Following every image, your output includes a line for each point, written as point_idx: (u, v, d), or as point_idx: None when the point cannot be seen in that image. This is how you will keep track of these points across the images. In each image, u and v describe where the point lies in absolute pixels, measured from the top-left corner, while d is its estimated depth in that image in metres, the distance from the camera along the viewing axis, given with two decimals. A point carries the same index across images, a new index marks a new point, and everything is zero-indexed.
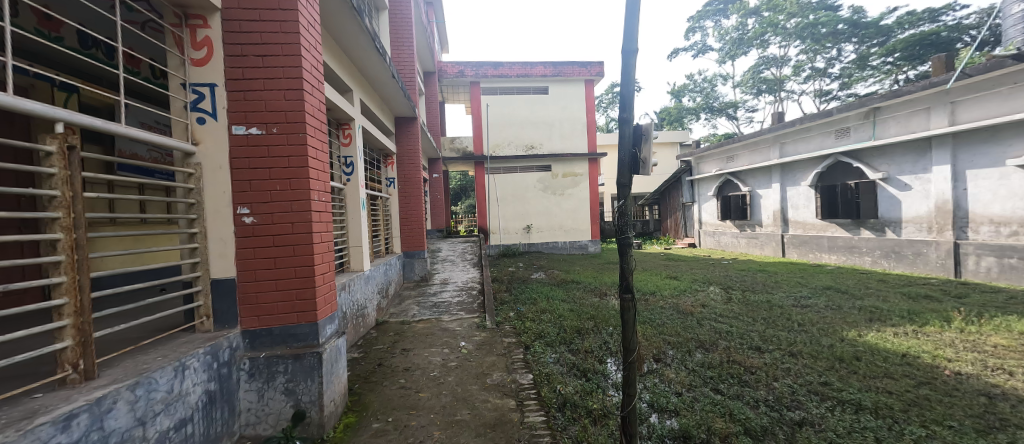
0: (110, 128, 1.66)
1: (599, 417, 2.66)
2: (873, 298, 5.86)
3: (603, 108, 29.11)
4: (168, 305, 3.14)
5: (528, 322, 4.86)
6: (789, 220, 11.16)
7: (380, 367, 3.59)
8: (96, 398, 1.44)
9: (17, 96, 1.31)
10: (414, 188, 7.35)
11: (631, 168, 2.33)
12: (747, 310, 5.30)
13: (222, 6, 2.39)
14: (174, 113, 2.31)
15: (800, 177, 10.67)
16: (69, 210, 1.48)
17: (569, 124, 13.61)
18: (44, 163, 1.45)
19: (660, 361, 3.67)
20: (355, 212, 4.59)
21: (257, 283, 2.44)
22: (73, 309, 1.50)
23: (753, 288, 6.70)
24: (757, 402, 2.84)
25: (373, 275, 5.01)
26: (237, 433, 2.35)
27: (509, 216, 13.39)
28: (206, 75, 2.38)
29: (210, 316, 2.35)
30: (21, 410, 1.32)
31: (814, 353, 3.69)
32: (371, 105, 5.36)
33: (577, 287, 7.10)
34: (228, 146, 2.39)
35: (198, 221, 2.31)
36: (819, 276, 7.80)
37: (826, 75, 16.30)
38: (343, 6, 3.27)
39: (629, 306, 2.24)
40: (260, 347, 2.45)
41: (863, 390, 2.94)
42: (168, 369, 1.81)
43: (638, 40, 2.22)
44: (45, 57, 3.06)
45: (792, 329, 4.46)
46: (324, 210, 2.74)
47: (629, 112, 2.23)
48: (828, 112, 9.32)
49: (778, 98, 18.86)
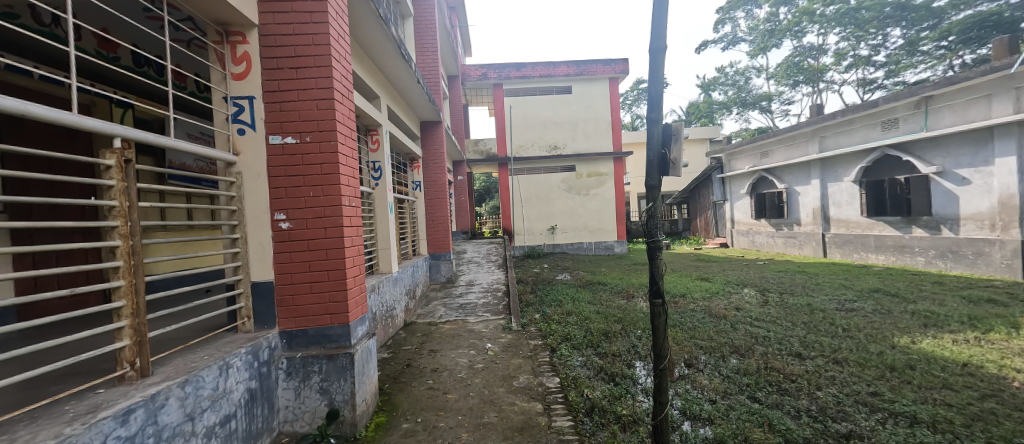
0: (161, 141, 1.75)
1: (629, 424, 2.59)
2: (927, 302, 5.43)
3: (628, 106, 28.52)
4: (215, 307, 3.35)
5: (554, 324, 4.82)
6: (831, 218, 10.57)
7: (408, 368, 3.66)
8: (150, 394, 1.53)
9: (80, 115, 1.42)
10: (439, 191, 7.47)
11: (660, 170, 2.27)
12: (786, 314, 5.03)
13: (259, 22, 2.51)
14: (217, 125, 2.44)
15: (842, 173, 10.06)
16: (126, 219, 1.58)
17: (593, 123, 13.44)
18: (103, 176, 1.56)
19: (692, 366, 3.55)
20: (383, 215, 4.73)
21: (293, 286, 2.54)
22: (130, 311, 1.59)
23: (792, 291, 6.37)
24: (798, 412, 2.69)
25: (400, 277, 5.14)
26: (276, 430, 2.45)
27: (533, 216, 13.34)
28: (245, 88, 2.50)
29: (250, 317, 2.46)
30: (87, 404, 1.43)
31: (862, 360, 3.46)
32: (397, 111, 5.49)
33: (603, 288, 7.01)
34: (266, 156, 2.50)
35: (239, 227, 2.43)
36: (864, 277, 7.34)
37: (869, 63, 15.27)
38: (371, 15, 3.34)
39: (660, 311, 2.19)
40: (297, 347, 2.55)
41: (918, 402, 2.73)
42: (214, 367, 1.92)
43: (665, 38, 2.17)
44: (105, 76, 3.32)
45: (836, 335, 4.20)
46: (354, 215, 2.82)
47: (658, 111, 2.18)
48: (873, 103, 8.77)
49: (817, 89, 17.81)
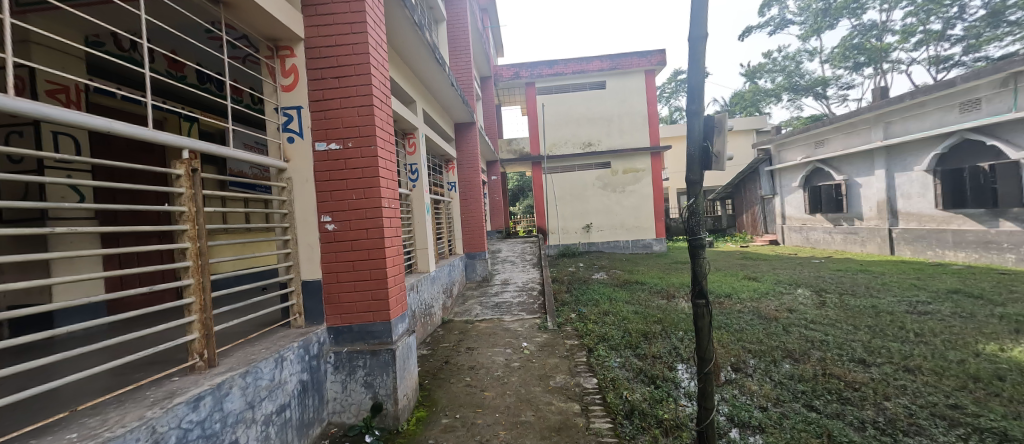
0: (222, 151, 1.91)
1: (671, 428, 2.47)
2: (1021, 304, 4.78)
3: (666, 98, 27.50)
4: (270, 304, 3.61)
5: (590, 324, 4.74)
6: (898, 211, 9.62)
7: (447, 365, 3.74)
8: (217, 383, 1.67)
9: (155, 129, 1.56)
10: (474, 190, 7.59)
11: (701, 164, 2.16)
12: (847, 317, 4.63)
13: (305, 36, 2.67)
14: (270, 134, 2.62)
15: (911, 161, 9.13)
16: (194, 222, 1.74)
17: (628, 118, 13.07)
18: (175, 184, 1.72)
19: (740, 370, 3.35)
20: (421, 216, 4.88)
21: (339, 284, 2.68)
22: (198, 306, 1.75)
23: (854, 292, 5.86)
24: (863, 424, 2.47)
25: (438, 276, 5.26)
26: (325, 419, 2.60)
27: (568, 215, 13.20)
28: (294, 99, 2.67)
29: (302, 314, 2.62)
30: (165, 390, 1.59)
31: (938, 369, 3.11)
32: (433, 114, 5.64)
33: (642, 288, 6.81)
34: (313, 161, 2.65)
35: (290, 228, 2.60)
36: (941, 277, 6.60)
37: (943, 38, 13.68)
38: (406, 22, 3.45)
39: (704, 312, 2.09)
40: (343, 342, 2.69)
41: (1009, 418, 2.41)
42: (271, 360, 2.06)
43: (706, 25, 2.07)
44: (175, 93, 3.68)
45: (907, 340, 3.80)
46: (394, 216, 2.91)
47: (697, 103, 2.08)
48: (949, 82, 7.86)
49: (880, 70, 16.20)
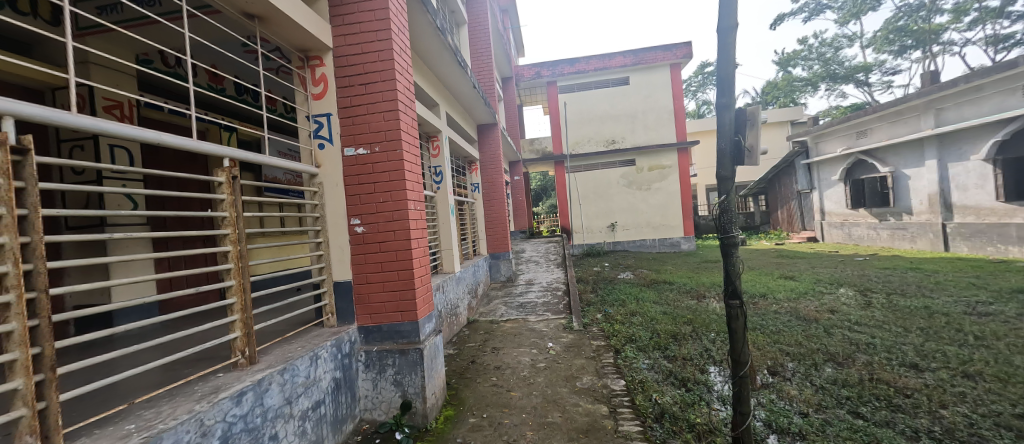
0: (256, 158, 1.99)
1: (704, 433, 2.39)
2: None
3: (692, 92, 26.70)
4: (304, 304, 3.76)
5: (618, 324, 4.66)
6: (953, 204, 8.92)
7: (473, 364, 3.78)
8: (258, 379, 1.76)
9: (198, 140, 1.65)
10: (497, 191, 7.63)
11: (733, 159, 2.08)
12: (897, 318, 4.33)
13: (333, 46, 2.76)
14: (302, 141, 2.74)
15: (967, 150, 8.44)
16: (235, 227, 1.83)
17: (653, 114, 12.77)
18: (217, 190, 1.82)
19: (778, 374, 3.21)
20: (445, 217, 4.94)
21: (368, 285, 2.76)
22: (239, 306, 1.85)
23: (904, 291, 5.47)
24: (916, 433, 2.30)
25: (463, 277, 5.32)
26: (358, 416, 2.68)
27: (592, 214, 13.04)
28: (323, 107, 2.77)
29: (334, 314, 2.72)
30: (211, 385, 1.68)
31: (1003, 375, 2.86)
32: (455, 116, 5.70)
33: (671, 287, 6.63)
34: (342, 166, 2.75)
35: (322, 231, 2.70)
36: (1004, 275, 6.08)
37: (1003, 15, 12.56)
38: (429, 26, 3.51)
39: (738, 313, 2.01)
40: (373, 341, 2.76)
41: None
42: (306, 358, 2.15)
43: (736, 16, 1.99)
44: (215, 105, 3.90)
45: (966, 344, 3.51)
46: (419, 217, 2.95)
47: (728, 96, 2.00)
48: (1011, 63, 7.21)
49: (929, 54, 15.08)
